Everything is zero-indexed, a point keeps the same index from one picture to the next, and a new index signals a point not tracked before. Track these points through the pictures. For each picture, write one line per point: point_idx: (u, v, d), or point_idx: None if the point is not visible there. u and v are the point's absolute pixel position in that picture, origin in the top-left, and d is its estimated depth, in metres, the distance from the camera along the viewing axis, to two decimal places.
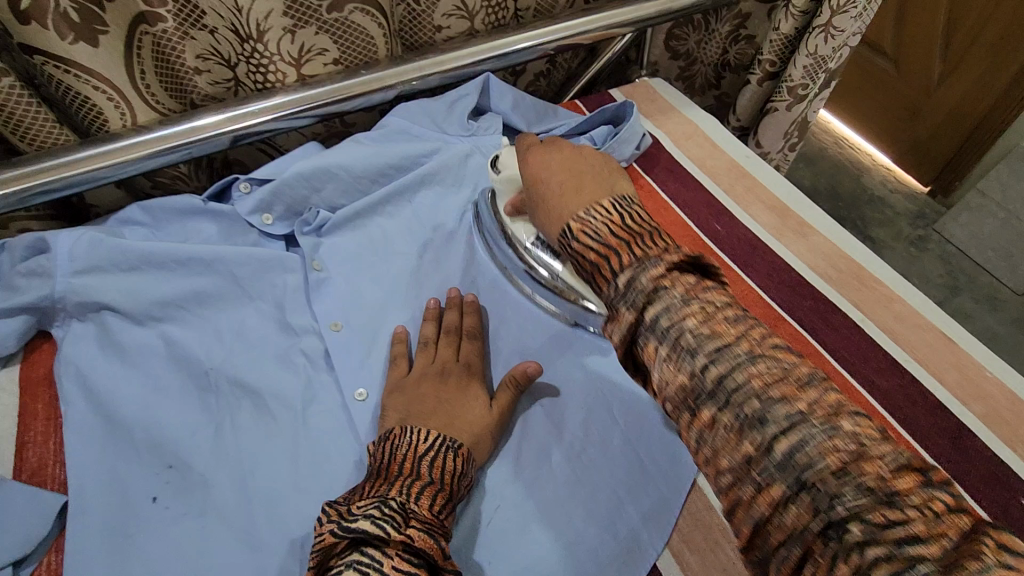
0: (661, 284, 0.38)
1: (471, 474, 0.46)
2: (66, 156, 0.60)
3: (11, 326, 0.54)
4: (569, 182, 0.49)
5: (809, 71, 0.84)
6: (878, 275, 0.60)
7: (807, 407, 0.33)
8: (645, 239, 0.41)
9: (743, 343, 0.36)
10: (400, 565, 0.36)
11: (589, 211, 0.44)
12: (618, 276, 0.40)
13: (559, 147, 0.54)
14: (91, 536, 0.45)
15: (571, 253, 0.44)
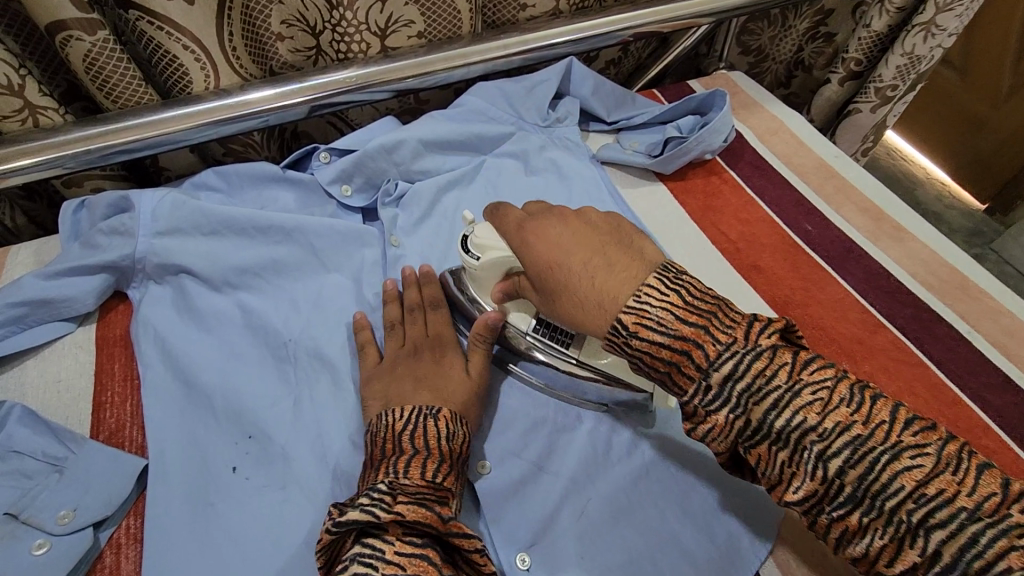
0: (763, 378, 0.34)
1: (462, 431, 0.43)
2: (151, 115, 0.58)
3: (91, 284, 0.53)
4: (594, 262, 0.41)
5: (900, 73, 0.82)
6: (983, 287, 0.57)
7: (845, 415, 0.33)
8: (720, 317, 0.36)
9: (787, 374, 0.34)
10: (400, 548, 0.35)
11: (643, 293, 0.37)
12: (709, 377, 0.35)
13: (566, 220, 0.45)
14: (173, 502, 0.44)
15: (630, 355, 0.38)
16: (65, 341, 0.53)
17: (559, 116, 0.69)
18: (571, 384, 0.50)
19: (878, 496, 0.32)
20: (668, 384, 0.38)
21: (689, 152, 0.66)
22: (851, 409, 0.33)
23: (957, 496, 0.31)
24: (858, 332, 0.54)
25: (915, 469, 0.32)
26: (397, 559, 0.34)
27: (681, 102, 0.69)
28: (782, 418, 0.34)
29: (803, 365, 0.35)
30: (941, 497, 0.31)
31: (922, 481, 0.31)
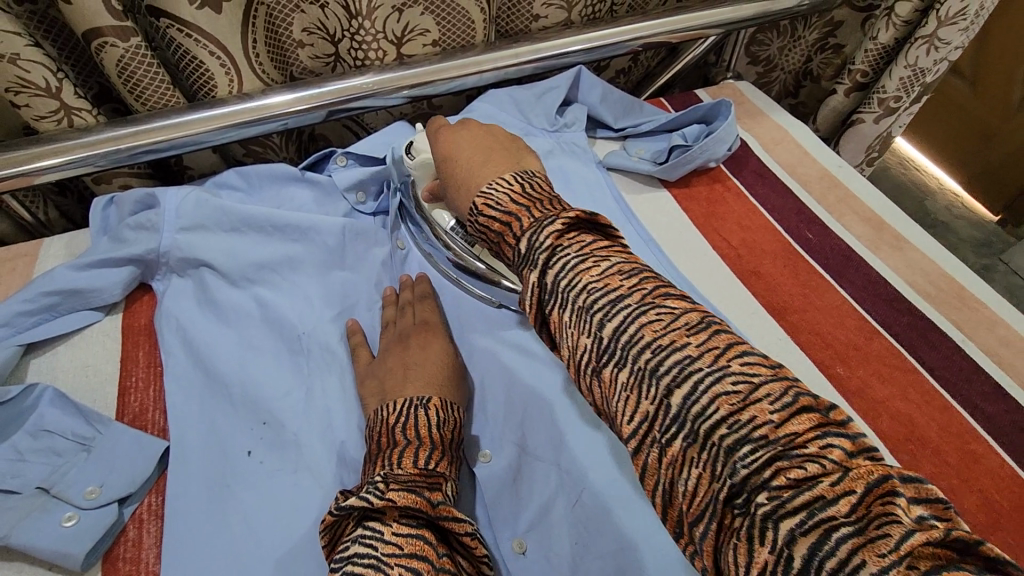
0: (581, 261, 0.35)
1: (453, 418, 0.47)
2: (178, 116, 0.61)
3: (118, 276, 0.56)
4: (475, 159, 0.49)
5: (904, 84, 0.83)
6: (979, 296, 0.59)
7: (714, 358, 0.30)
8: (544, 203, 0.40)
9: (711, 356, 0.30)
10: (398, 529, 0.36)
11: (491, 185, 0.43)
12: (520, 245, 0.38)
13: (470, 127, 0.54)
14: (191, 481, 0.46)
15: (478, 228, 0.43)
16: (93, 330, 0.56)
17: (566, 123, 0.72)
18: (493, 289, 0.58)
19: (701, 431, 0.29)
20: (502, 255, 0.41)
21: (694, 160, 0.67)
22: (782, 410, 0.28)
23: (819, 480, 0.25)
24: (853, 338, 0.55)
25: (733, 395, 0.29)
26: (395, 539, 0.35)
27: (687, 110, 0.71)
28: (697, 394, 0.30)
29: (739, 356, 0.30)
30: (818, 500, 0.25)
31: (739, 407, 0.28)
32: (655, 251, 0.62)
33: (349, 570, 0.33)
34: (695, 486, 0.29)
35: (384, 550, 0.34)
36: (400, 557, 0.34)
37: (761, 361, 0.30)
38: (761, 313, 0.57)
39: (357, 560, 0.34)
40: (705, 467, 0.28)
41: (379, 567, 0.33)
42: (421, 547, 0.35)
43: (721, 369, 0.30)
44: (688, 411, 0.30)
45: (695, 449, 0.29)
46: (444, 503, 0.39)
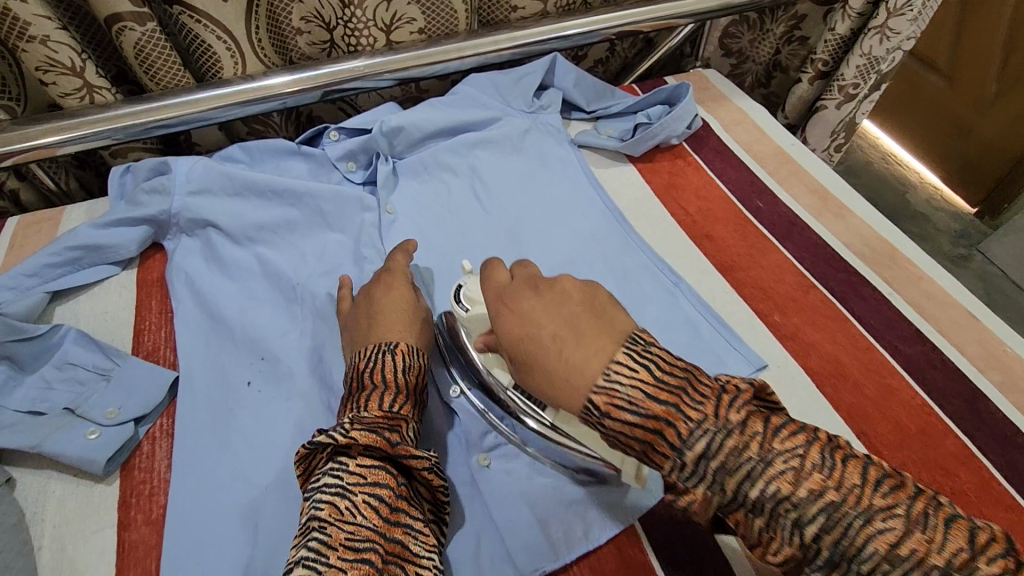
0: (737, 447, 0.34)
1: (420, 362, 0.50)
2: (188, 95, 0.68)
3: (134, 234, 0.62)
4: (563, 333, 0.39)
5: (861, 71, 0.89)
6: (909, 256, 0.64)
7: (752, 442, 0.34)
8: (690, 392, 0.35)
9: (755, 444, 0.34)
10: (362, 461, 0.41)
11: (612, 370, 0.36)
12: (682, 454, 0.34)
13: (541, 290, 0.43)
14: (197, 406, 0.53)
15: (606, 430, 0.37)
16: (111, 282, 0.63)
17: (542, 105, 0.78)
18: (554, 448, 0.48)
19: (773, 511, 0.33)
20: (647, 459, 0.36)
21: (656, 136, 0.74)
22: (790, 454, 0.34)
23: (889, 532, 0.31)
24: (791, 291, 0.61)
25: (787, 471, 0.33)
26: (359, 470, 0.41)
27: (651, 93, 0.78)
28: (716, 450, 0.34)
29: (774, 433, 0.34)
30: (808, 492, 0.33)
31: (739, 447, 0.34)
32: (618, 218, 0.68)
33: (318, 497, 0.39)
34: (746, 524, 0.34)
35: (348, 480, 0.40)
36: (362, 488, 0.40)
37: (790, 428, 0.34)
38: (710, 270, 0.64)
39: (324, 489, 0.39)
40: (782, 534, 0.33)
41: (343, 495, 0.39)
42: (382, 476, 0.41)
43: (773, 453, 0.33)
44: (705, 458, 0.34)
45: (726, 496, 0.34)
46: (404, 440, 0.43)
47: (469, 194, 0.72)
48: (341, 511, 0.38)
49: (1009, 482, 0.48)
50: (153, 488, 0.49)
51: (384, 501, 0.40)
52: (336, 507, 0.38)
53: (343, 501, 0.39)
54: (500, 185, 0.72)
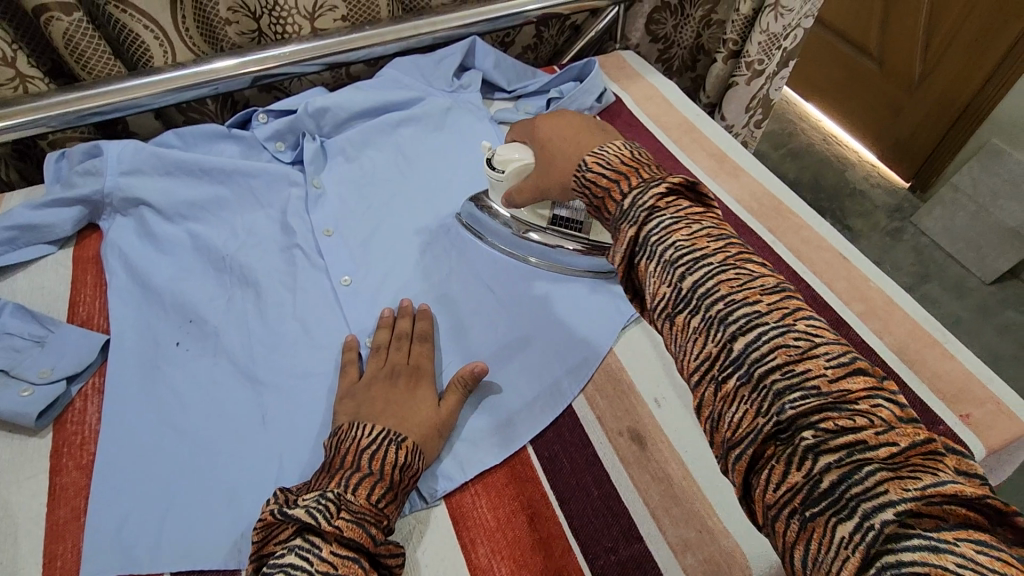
0: (656, 205, 0.40)
1: (418, 466, 0.46)
2: (120, 83, 0.72)
3: (69, 214, 0.66)
4: (580, 140, 0.51)
5: (764, 47, 0.95)
6: (793, 209, 0.71)
7: (768, 308, 0.34)
8: (650, 167, 0.45)
9: (776, 314, 0.34)
10: (337, 549, 0.37)
11: (603, 148, 0.47)
12: (623, 201, 0.42)
13: (561, 113, 0.56)
14: (128, 365, 0.56)
15: (583, 183, 0.47)
16: (49, 260, 0.66)
17: (462, 85, 0.84)
18: (547, 252, 0.63)
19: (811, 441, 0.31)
20: (603, 212, 0.45)
21: (566, 109, 0.80)
22: (826, 363, 0.32)
23: (864, 428, 0.30)
24: None
25: (795, 349, 0.33)
26: (331, 559, 0.37)
27: (564, 69, 0.84)
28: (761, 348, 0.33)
29: (802, 316, 0.34)
30: (860, 444, 0.30)
31: (795, 358, 0.32)
32: None
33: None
34: (746, 420, 0.33)
35: (317, 568, 0.36)
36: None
37: (824, 325, 0.34)
38: None
39: (289, 570, 0.35)
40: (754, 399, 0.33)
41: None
42: (354, 572, 0.37)
43: (849, 402, 0.31)
44: (746, 358, 0.33)
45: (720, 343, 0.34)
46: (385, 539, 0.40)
47: (393, 168, 0.77)
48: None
49: None
50: (84, 437, 0.52)
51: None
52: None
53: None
54: (422, 158, 0.77)
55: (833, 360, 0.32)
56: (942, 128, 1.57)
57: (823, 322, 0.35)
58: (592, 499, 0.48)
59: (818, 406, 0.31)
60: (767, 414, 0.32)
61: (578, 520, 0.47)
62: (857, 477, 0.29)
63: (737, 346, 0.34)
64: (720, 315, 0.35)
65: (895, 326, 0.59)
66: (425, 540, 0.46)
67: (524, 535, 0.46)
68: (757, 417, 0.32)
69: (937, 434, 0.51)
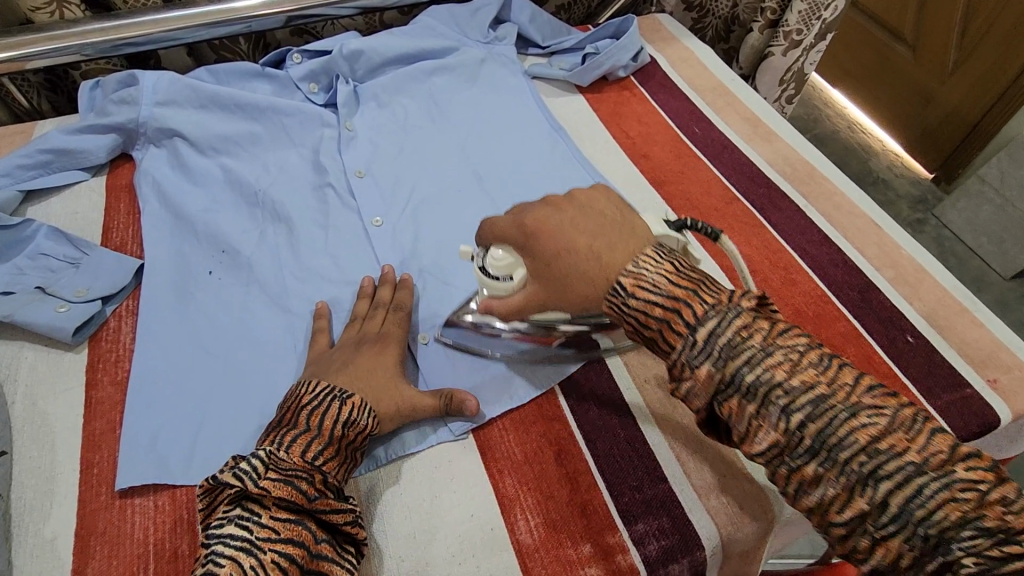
0: (740, 337, 0.37)
1: (367, 421, 0.44)
2: (155, 13, 0.72)
3: (103, 141, 0.66)
4: (596, 244, 0.43)
5: (803, 17, 0.94)
6: (827, 176, 0.70)
7: (827, 390, 0.35)
8: (708, 284, 0.40)
9: (839, 394, 0.35)
10: (277, 513, 0.38)
11: (641, 259, 0.41)
12: (696, 331, 0.38)
13: (557, 206, 0.47)
14: (161, 289, 0.57)
15: (628, 311, 0.41)
16: (81, 186, 0.67)
17: (497, 37, 0.83)
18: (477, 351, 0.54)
19: (922, 524, 0.31)
20: (659, 343, 0.40)
21: (601, 66, 0.79)
22: (906, 435, 0.33)
23: (978, 504, 0.31)
24: (716, 203, 0.67)
25: (871, 426, 0.33)
26: (271, 524, 0.37)
27: (601, 26, 0.82)
28: (833, 431, 0.34)
29: (862, 388, 0.35)
30: (980, 523, 0.30)
31: (875, 436, 0.33)
32: (562, 137, 0.73)
33: (219, 550, 0.36)
34: (839, 504, 0.33)
35: (258, 534, 0.36)
36: (272, 544, 0.36)
37: (883, 392, 0.35)
38: (644, 184, 0.69)
39: (228, 540, 0.36)
40: (848, 484, 0.33)
41: (250, 552, 0.35)
42: (298, 533, 0.37)
43: (949, 476, 0.31)
44: (825, 445, 0.34)
45: (797, 444, 0.34)
46: (324, 494, 0.39)
47: (425, 116, 0.76)
48: (244, 570, 0.35)
49: (889, 355, 0.54)
50: (119, 355, 0.53)
51: (296, 562, 0.36)
52: (238, 565, 0.35)
53: (247, 559, 0.35)
54: (455, 109, 0.77)
55: (909, 430, 0.33)
56: (972, 119, 1.55)
57: (884, 387, 0.35)
58: (618, 440, 0.49)
59: (931, 494, 0.31)
60: (859, 496, 0.33)
61: (604, 458, 0.47)
62: (976, 545, 0.30)
63: (824, 446, 0.34)
64: (782, 403, 0.35)
65: (926, 293, 0.59)
66: (454, 470, 0.47)
67: (550, 469, 0.47)
68: (852, 501, 0.33)
69: (963, 397, 0.51)
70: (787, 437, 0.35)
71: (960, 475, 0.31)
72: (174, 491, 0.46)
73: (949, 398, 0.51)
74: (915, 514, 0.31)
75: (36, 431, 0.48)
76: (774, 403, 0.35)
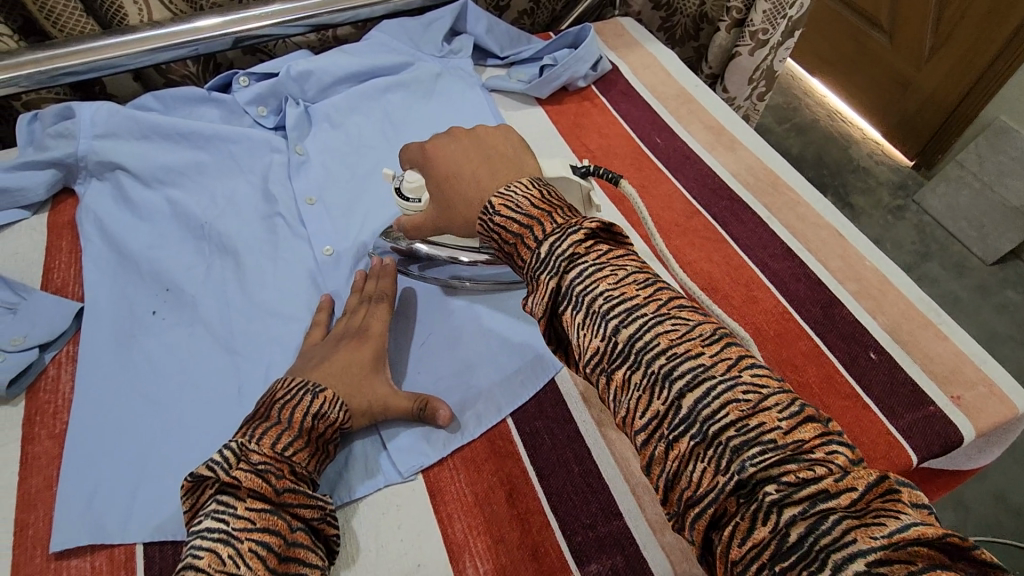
0: (576, 251, 0.38)
1: (339, 415, 0.45)
2: (92, 41, 0.69)
3: (43, 178, 0.64)
4: (480, 168, 0.48)
5: (768, 17, 0.92)
6: (790, 184, 0.69)
7: (713, 362, 0.33)
8: (563, 211, 0.43)
9: (723, 367, 0.32)
10: (252, 504, 0.37)
11: (510, 188, 0.44)
12: (540, 246, 0.40)
13: (455, 137, 0.53)
14: (102, 334, 0.55)
15: (492, 229, 0.44)
16: (22, 225, 0.64)
17: (452, 50, 0.81)
18: (437, 265, 0.60)
19: (778, 506, 0.29)
20: (516, 258, 0.43)
21: (559, 78, 0.77)
22: (780, 415, 0.31)
23: (824, 477, 0.29)
24: (677, 218, 0.65)
25: (773, 424, 0.30)
26: (248, 514, 0.37)
27: (558, 36, 0.80)
28: (709, 405, 0.31)
29: (746, 365, 0.33)
30: (823, 493, 0.28)
31: (747, 414, 0.31)
32: None
33: (197, 545, 0.35)
34: (702, 478, 0.31)
35: (235, 525, 0.36)
36: (248, 534, 0.36)
37: (769, 374, 0.33)
38: (604, 203, 0.67)
39: (206, 535, 0.35)
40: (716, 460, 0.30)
41: (227, 542, 0.35)
42: (273, 522, 0.37)
43: (811, 460, 0.29)
44: (695, 416, 0.32)
45: (659, 392, 0.33)
46: (292, 486, 0.39)
47: (379, 136, 0.74)
48: (223, 560, 0.34)
49: (851, 374, 0.53)
50: (57, 407, 0.51)
51: (272, 550, 0.36)
52: (217, 556, 0.34)
53: (227, 550, 0.35)
54: (410, 127, 0.75)
55: (786, 412, 0.31)
56: (950, 104, 1.53)
57: (767, 368, 0.33)
58: (572, 476, 0.47)
59: (776, 460, 0.29)
60: (723, 471, 0.30)
61: (557, 496, 0.46)
62: (823, 527, 0.27)
63: (684, 406, 0.32)
64: (663, 369, 0.33)
65: (889, 305, 0.58)
66: (403, 518, 0.45)
67: (502, 511, 0.45)
68: (716, 476, 0.30)
69: (926, 415, 0.50)
70: (661, 410, 0.33)
71: (822, 459, 0.29)
72: (112, 550, 0.44)
73: (912, 417, 0.50)
74: (770, 496, 0.29)
75: None
76: (655, 369, 0.33)
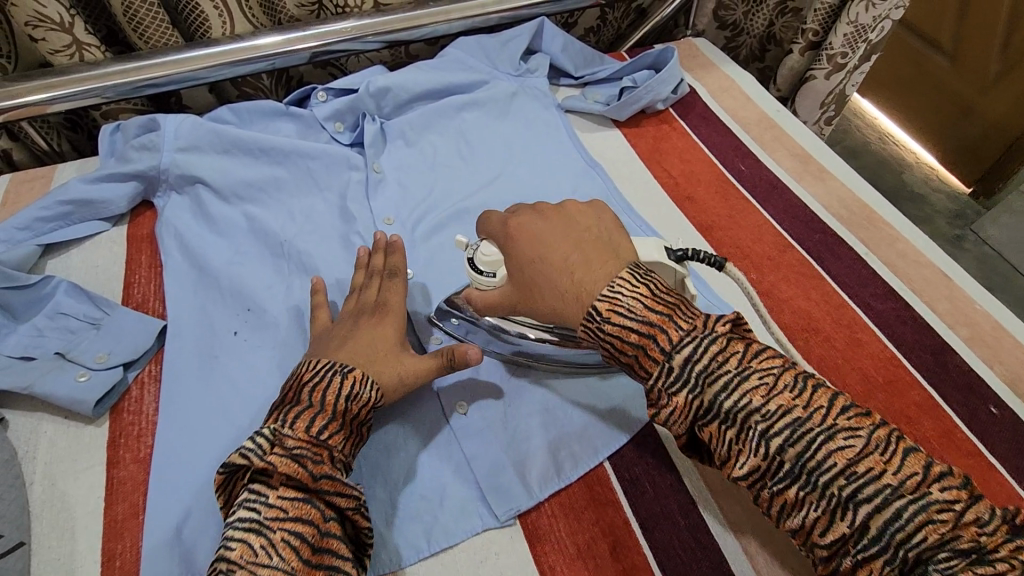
0: (716, 361, 0.36)
1: (370, 394, 0.42)
2: (176, 54, 0.69)
3: (125, 190, 0.64)
4: (574, 260, 0.43)
5: (850, 40, 0.88)
6: (886, 219, 0.65)
7: (890, 476, 0.32)
8: (682, 309, 0.39)
9: (885, 474, 0.32)
10: (284, 493, 0.36)
11: (615, 283, 0.40)
12: (671, 358, 0.37)
13: (545, 215, 0.48)
14: (185, 354, 0.54)
15: (602, 336, 0.40)
16: (101, 237, 0.64)
17: (528, 69, 0.79)
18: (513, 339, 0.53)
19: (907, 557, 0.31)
20: (635, 367, 0.39)
21: (640, 100, 0.75)
22: (929, 501, 0.31)
23: (942, 518, 0.31)
24: (768, 251, 0.62)
25: (848, 451, 0.33)
26: (279, 503, 0.35)
27: (639, 57, 0.79)
28: (873, 509, 0.31)
29: (930, 476, 0.32)
30: (938, 537, 0.31)
31: (918, 520, 0.31)
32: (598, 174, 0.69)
33: (229, 535, 0.34)
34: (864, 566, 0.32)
35: (266, 515, 0.35)
36: (281, 526, 0.34)
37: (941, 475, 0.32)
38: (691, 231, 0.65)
39: (238, 524, 0.34)
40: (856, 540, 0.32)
41: (259, 533, 0.34)
42: (306, 513, 0.36)
43: (926, 516, 0.31)
44: (865, 519, 0.32)
45: (839, 511, 0.32)
46: (328, 473, 0.37)
47: (454, 155, 0.73)
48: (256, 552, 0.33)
49: (972, 431, 0.49)
50: (141, 429, 0.50)
51: (305, 542, 0.34)
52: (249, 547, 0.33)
53: (258, 541, 0.34)
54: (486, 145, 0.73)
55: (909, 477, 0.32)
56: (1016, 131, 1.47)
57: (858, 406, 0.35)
58: (678, 529, 0.45)
59: (924, 533, 0.31)
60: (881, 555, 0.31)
61: (663, 550, 0.43)
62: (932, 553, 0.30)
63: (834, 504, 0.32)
64: (840, 490, 0.32)
65: (1007, 355, 0.54)
66: (501, 567, 0.43)
67: (605, 564, 0.43)
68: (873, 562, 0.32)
69: None
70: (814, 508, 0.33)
71: (961, 521, 0.31)
72: None
73: None
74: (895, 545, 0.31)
75: (55, 518, 0.45)
76: (815, 482, 0.33)
